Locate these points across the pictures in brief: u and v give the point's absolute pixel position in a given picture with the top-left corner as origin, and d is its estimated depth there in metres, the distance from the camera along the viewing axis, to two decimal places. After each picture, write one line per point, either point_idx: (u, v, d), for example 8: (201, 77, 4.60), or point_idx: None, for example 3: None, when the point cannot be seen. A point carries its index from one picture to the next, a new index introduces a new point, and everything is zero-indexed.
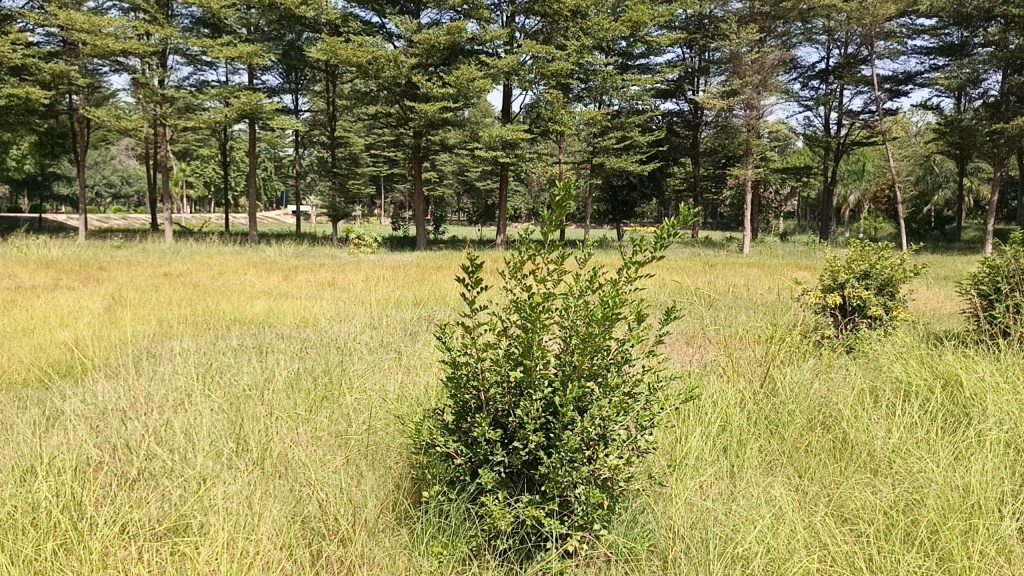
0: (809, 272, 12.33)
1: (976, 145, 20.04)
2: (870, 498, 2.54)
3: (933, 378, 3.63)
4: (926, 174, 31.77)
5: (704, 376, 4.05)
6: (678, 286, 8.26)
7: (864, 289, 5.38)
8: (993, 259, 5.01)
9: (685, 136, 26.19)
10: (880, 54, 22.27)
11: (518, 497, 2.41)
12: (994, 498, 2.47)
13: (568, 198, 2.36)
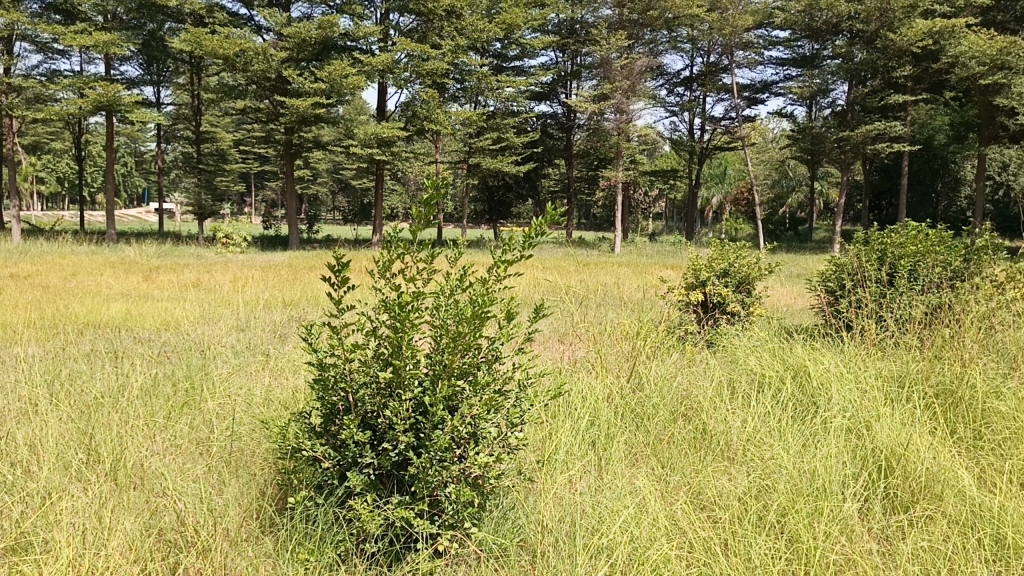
0: (674, 271, 12.78)
1: (826, 151, 21.33)
2: (726, 485, 2.67)
3: (785, 369, 3.85)
4: (781, 178, 33.64)
5: (574, 372, 4.12)
6: (550, 286, 8.40)
7: (724, 287, 5.65)
8: (838, 258, 5.39)
9: (558, 137, 26.67)
10: (740, 64, 23.41)
11: (387, 498, 2.38)
12: (838, 482, 2.64)
13: (437, 197, 2.37)
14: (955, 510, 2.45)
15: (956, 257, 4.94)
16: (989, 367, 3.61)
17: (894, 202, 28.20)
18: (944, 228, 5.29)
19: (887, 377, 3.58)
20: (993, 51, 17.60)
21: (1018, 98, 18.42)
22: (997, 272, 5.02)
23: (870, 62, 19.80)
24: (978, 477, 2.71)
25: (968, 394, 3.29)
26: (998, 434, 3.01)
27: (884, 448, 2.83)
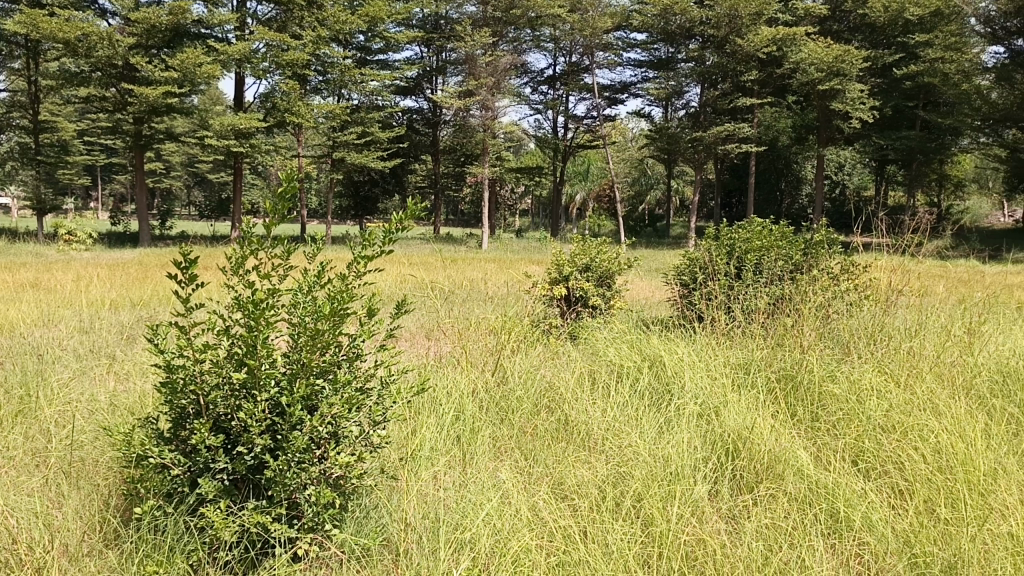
0: (539, 267, 13.00)
1: (681, 150, 22.21)
2: (585, 475, 2.74)
3: (642, 360, 3.98)
4: (640, 176, 34.83)
5: (439, 367, 4.10)
6: (417, 282, 8.34)
7: (586, 281, 5.79)
8: (691, 253, 5.63)
9: (424, 133, 26.57)
10: (600, 64, 24.04)
11: (242, 504, 2.29)
12: (690, 466, 2.76)
13: (291, 190, 2.29)
14: (793, 487, 2.61)
15: (796, 251, 5.28)
16: (826, 354, 3.88)
17: (744, 199, 29.78)
18: (785, 224, 5.63)
19: (735, 365, 3.78)
20: (830, 58, 18.98)
21: (852, 103, 19.90)
22: (832, 265, 5.39)
23: (721, 66, 20.83)
24: (815, 455, 2.91)
25: (806, 378, 3.52)
26: (834, 414, 3.23)
27: (732, 433, 2.98)
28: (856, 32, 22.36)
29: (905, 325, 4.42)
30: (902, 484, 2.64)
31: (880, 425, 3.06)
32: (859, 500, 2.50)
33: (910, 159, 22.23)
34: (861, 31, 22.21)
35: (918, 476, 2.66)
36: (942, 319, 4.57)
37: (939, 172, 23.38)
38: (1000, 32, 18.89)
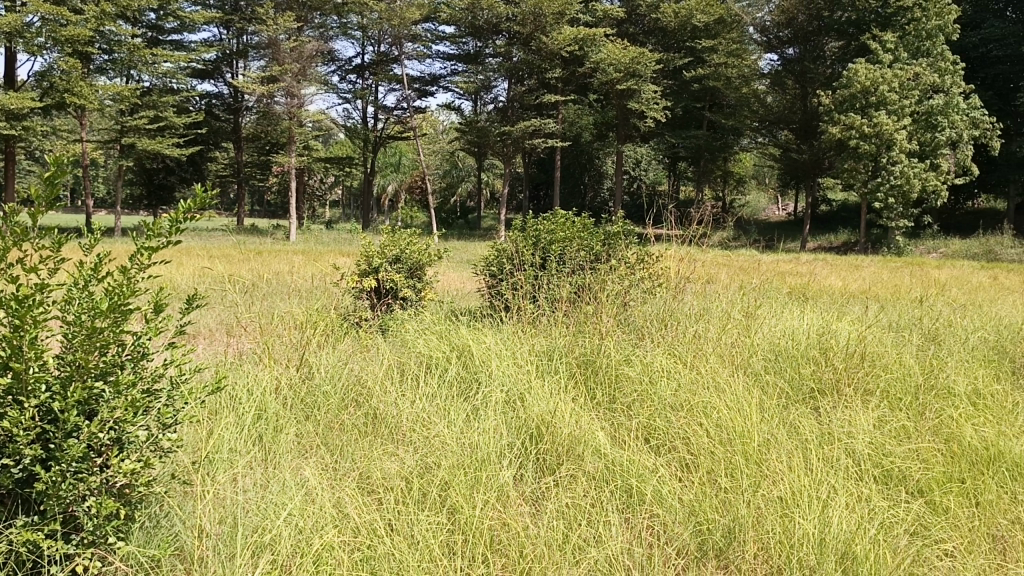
0: (349, 259, 12.73)
1: (490, 144, 22.49)
2: (391, 467, 2.71)
3: (450, 350, 4.01)
4: (451, 168, 35.07)
5: (239, 364, 3.91)
6: (217, 275, 7.92)
7: (395, 273, 5.74)
8: (499, 244, 5.73)
9: (225, 119, 25.32)
10: (409, 55, 23.90)
11: (10, 522, 2.06)
12: (496, 453, 2.81)
13: (62, 175, 2.05)
14: (593, 467, 2.72)
15: (597, 242, 5.52)
16: (622, 339, 4.08)
17: (550, 192, 30.79)
18: (587, 216, 5.87)
19: (539, 352, 3.89)
20: (627, 59, 20.03)
21: (646, 103, 21.26)
22: (630, 254, 5.70)
23: (527, 63, 21.36)
24: (612, 435, 3.05)
25: (604, 362, 3.69)
26: (629, 396, 3.41)
27: (536, 418, 3.07)
28: (650, 35, 23.43)
29: (693, 310, 4.74)
30: (688, 457, 2.82)
31: (671, 403, 3.26)
32: (651, 475, 2.65)
33: (699, 157, 23.91)
34: (654, 34, 23.44)
35: (703, 450, 2.85)
36: (725, 304, 4.95)
37: (724, 169, 25.31)
38: (774, 40, 20.94)
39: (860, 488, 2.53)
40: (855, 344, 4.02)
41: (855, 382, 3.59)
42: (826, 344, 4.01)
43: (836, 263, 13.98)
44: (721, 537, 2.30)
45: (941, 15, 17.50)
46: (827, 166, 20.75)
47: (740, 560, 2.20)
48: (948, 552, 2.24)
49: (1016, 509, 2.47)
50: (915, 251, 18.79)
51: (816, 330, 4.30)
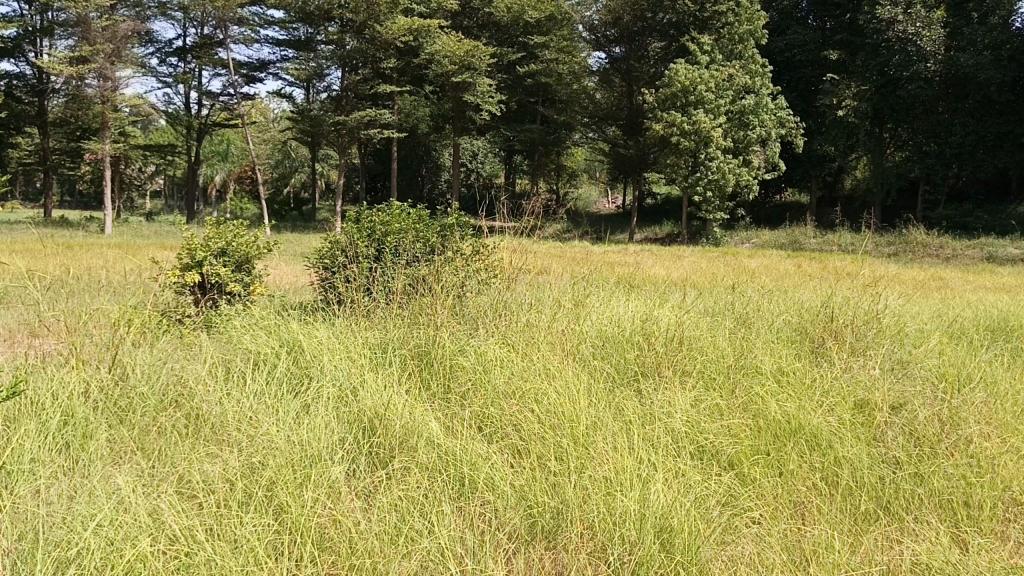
0: (172, 252, 12.03)
1: (324, 134, 21.84)
2: (215, 469, 2.58)
3: (279, 345, 3.87)
4: (283, 159, 33.90)
5: (43, 368, 3.59)
6: (18, 271, 7.25)
7: (221, 267, 5.46)
8: (332, 235, 5.57)
9: (28, 102, 23.21)
10: (236, 40, 22.83)
11: None
12: (328, 449, 2.74)
13: None
14: (426, 457, 2.71)
15: (433, 234, 5.48)
16: (457, 329, 4.10)
17: (387, 183, 30.44)
18: (422, 208, 5.84)
19: (372, 345, 3.82)
20: (462, 52, 20.13)
21: (482, 95, 21.50)
22: (465, 246, 5.70)
23: (361, 51, 20.93)
24: (446, 425, 3.05)
25: (438, 352, 3.70)
26: (463, 385, 3.42)
27: (369, 411, 3.02)
28: (484, 29, 23.65)
29: (525, 300, 4.84)
30: (520, 444, 2.88)
31: (503, 391, 3.31)
32: (483, 463, 2.68)
33: (533, 150, 24.40)
34: (488, 28, 23.68)
35: (533, 435, 2.92)
36: (556, 294, 5.08)
37: (557, 163, 25.99)
38: (602, 39, 21.61)
39: (680, 464, 2.67)
40: (675, 329, 4.24)
41: (675, 364, 3.78)
42: (648, 329, 4.20)
43: (661, 253, 14.69)
44: (550, 518, 2.36)
45: (752, 20, 18.84)
46: (653, 161, 21.78)
47: (568, 539, 2.26)
48: (755, 520, 2.41)
49: (813, 474, 2.69)
50: (730, 242, 20.10)
51: (640, 317, 4.49)
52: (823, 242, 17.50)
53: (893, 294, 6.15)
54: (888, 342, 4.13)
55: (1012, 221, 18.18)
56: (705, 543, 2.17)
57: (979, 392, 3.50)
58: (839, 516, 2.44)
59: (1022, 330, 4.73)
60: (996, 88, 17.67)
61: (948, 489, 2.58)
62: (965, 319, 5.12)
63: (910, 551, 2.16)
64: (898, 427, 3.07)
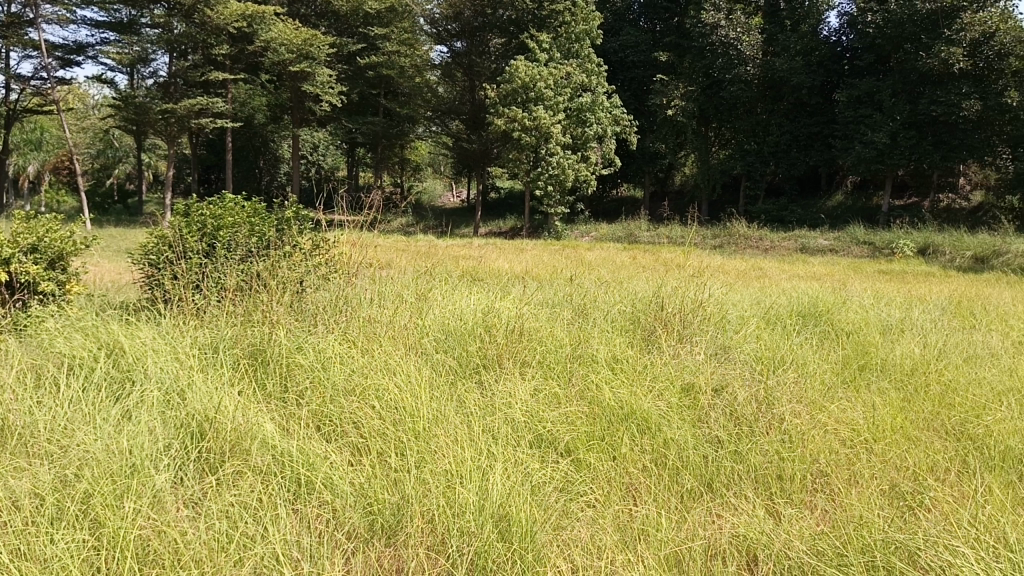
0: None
1: (150, 123, 20.52)
2: (23, 485, 2.36)
3: (98, 347, 3.61)
4: (105, 148, 31.65)
5: None
6: None
7: (32, 266, 5.01)
8: (159, 228, 5.22)
9: None
10: (48, 19, 21.00)
11: None
12: (152, 457, 2.58)
13: None
14: (259, 460, 2.61)
15: (269, 229, 5.25)
16: (294, 326, 3.97)
17: (221, 175, 29.11)
18: (257, 201, 5.59)
19: (203, 344, 3.64)
20: (299, 41, 19.51)
21: (321, 86, 21.00)
22: (303, 241, 5.51)
23: (190, 36, 19.78)
24: (282, 425, 2.95)
25: (273, 351, 3.56)
26: (300, 384, 3.32)
27: (198, 414, 2.87)
28: (322, 18, 22.88)
29: (366, 294, 4.77)
30: (359, 441, 2.83)
31: (342, 388, 3.24)
32: (321, 462, 2.61)
33: (376, 143, 24.07)
34: (327, 17, 22.91)
35: (372, 432, 2.87)
36: (398, 288, 5.04)
37: (400, 156, 25.92)
38: (443, 33, 21.35)
39: (518, 454, 2.71)
40: (515, 320, 4.30)
41: (515, 355, 3.84)
42: (490, 322, 4.24)
43: (504, 246, 14.90)
44: (390, 515, 2.32)
45: (587, 20, 19.51)
46: (495, 156, 22.12)
47: (406, 535, 2.23)
48: (589, 503, 2.49)
49: (643, 457, 2.81)
50: (570, 236, 20.67)
51: (482, 309, 4.52)
52: (655, 235, 18.35)
53: (716, 283, 6.53)
54: (712, 329, 4.37)
55: (821, 214, 19.80)
56: (540, 529, 2.21)
57: (790, 372, 3.78)
58: (668, 495, 2.55)
59: (829, 315, 5.16)
60: (806, 92, 19.24)
61: (763, 464, 2.76)
62: (779, 305, 5.50)
63: (730, 524, 2.30)
64: (720, 409, 3.25)
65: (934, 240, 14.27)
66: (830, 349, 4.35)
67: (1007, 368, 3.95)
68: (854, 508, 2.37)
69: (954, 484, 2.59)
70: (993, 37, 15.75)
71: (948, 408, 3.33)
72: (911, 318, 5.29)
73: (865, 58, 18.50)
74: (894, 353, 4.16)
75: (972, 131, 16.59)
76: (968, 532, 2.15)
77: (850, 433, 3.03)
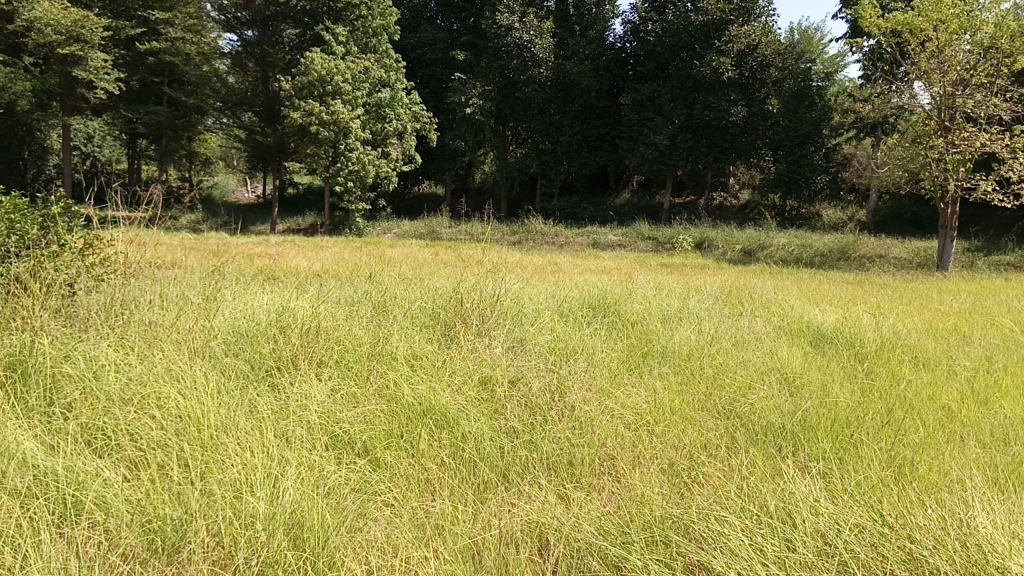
0: None
1: None
2: None
3: None
4: None
5: None
6: None
7: None
8: None
9: None
10: None
11: None
12: None
13: None
14: (17, 483, 2.36)
15: (33, 227, 4.49)
16: (61, 334, 3.62)
17: None
18: (15, 195, 4.92)
19: None
20: (68, 22, 17.78)
21: (94, 72, 19.32)
22: (74, 240, 4.84)
23: None
24: (46, 442, 2.68)
25: (36, 361, 3.23)
26: (68, 396, 3.03)
27: None
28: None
29: (147, 297, 4.43)
30: (136, 455, 2.62)
31: (118, 398, 3.00)
32: (92, 480, 2.40)
33: (160, 133, 22.84)
34: None
35: (153, 444, 2.68)
36: (182, 290, 4.74)
37: (188, 149, 24.61)
38: (232, 21, 20.07)
39: (311, 457, 2.63)
40: (311, 319, 4.16)
41: (311, 355, 3.74)
42: (285, 322, 4.08)
43: (302, 243, 14.50)
44: (171, 531, 2.16)
45: (384, 15, 19.43)
46: (291, 150, 21.52)
47: (188, 551, 2.08)
48: (387, 502, 2.47)
49: (440, 452, 2.82)
50: (372, 232, 20.42)
51: (276, 309, 4.35)
52: (456, 232, 18.57)
53: (512, 277, 6.70)
54: (509, 323, 4.48)
55: (610, 212, 20.98)
56: (335, 534, 2.15)
57: (581, 361, 3.96)
58: (465, 488, 2.58)
59: (616, 306, 5.45)
60: (595, 94, 20.28)
61: (556, 451, 2.86)
62: (571, 298, 5.73)
63: (524, 512, 2.36)
64: (515, 400, 3.34)
65: (709, 234, 15.47)
66: (618, 339, 4.59)
67: (769, 351, 4.35)
68: (636, 488, 2.51)
69: (723, 459, 2.81)
70: (756, 49, 17.44)
71: (720, 389, 3.62)
72: (688, 307, 5.70)
73: (647, 64, 19.64)
74: (674, 340, 4.45)
75: (740, 135, 18.25)
76: (736, 503, 2.33)
77: (636, 417, 3.21)
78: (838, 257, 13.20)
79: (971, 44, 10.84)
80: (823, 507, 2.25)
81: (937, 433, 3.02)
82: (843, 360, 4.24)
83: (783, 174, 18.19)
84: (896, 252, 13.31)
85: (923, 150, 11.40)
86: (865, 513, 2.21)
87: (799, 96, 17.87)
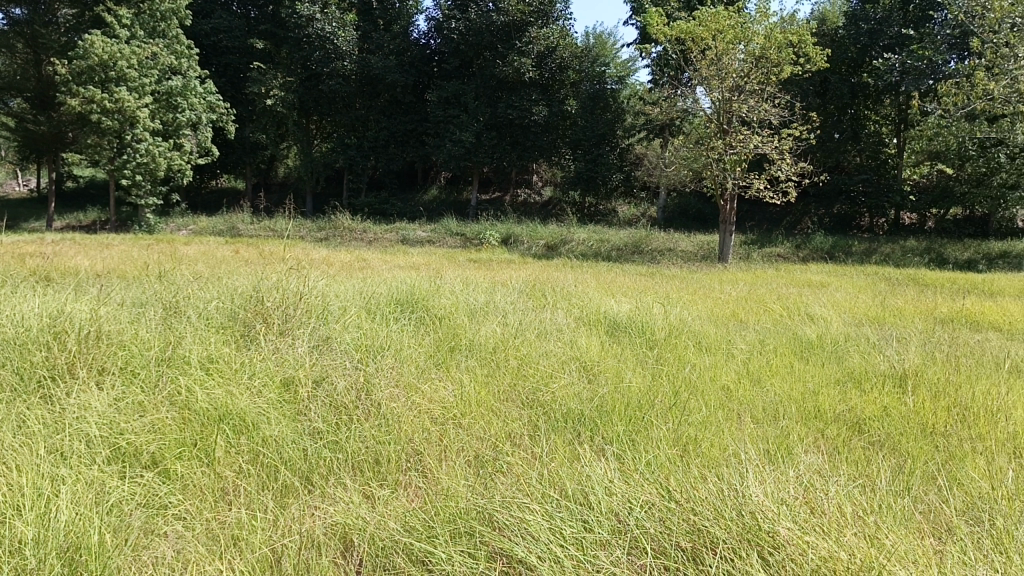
0: None
1: None
2: None
3: None
4: None
5: None
6: None
7: None
8: None
9: None
10: None
11: None
12: None
13: None
14: None
15: None
16: None
17: None
18: None
19: None
20: None
21: None
22: None
23: None
24: None
25: None
26: None
27: None
28: None
29: None
30: None
31: None
32: None
33: None
34: None
35: None
36: None
37: None
38: None
39: (92, 472, 2.43)
40: (91, 323, 3.82)
41: (91, 363, 3.44)
42: (61, 327, 3.73)
43: (81, 242, 13.33)
44: None
45: None
46: (70, 140, 19.77)
47: None
48: (179, 515, 2.32)
49: (239, 459, 2.70)
50: (165, 229, 19.18)
51: (51, 314, 3.97)
52: (257, 228, 17.84)
53: (317, 274, 6.53)
54: (313, 321, 4.36)
55: (418, 208, 21.02)
56: (119, 554, 1.99)
57: (388, 358, 3.92)
58: (263, 494, 2.48)
59: (424, 301, 5.45)
60: (400, 90, 20.32)
61: (360, 450, 2.82)
62: (378, 294, 5.67)
63: (326, 515, 2.30)
64: (320, 400, 3.25)
65: (514, 230, 15.87)
66: (425, 334, 4.60)
67: (569, 341, 4.52)
68: (441, 482, 2.52)
69: (525, 448, 2.88)
70: (554, 51, 18.39)
71: (524, 380, 3.71)
72: (494, 300, 5.82)
73: (451, 61, 19.72)
74: (479, 335, 4.51)
75: (541, 134, 18.92)
76: (537, 490, 2.39)
77: (442, 411, 3.23)
78: (633, 251, 13.99)
79: (745, 54, 11.81)
80: (616, 488, 2.37)
81: (718, 412, 3.27)
82: (636, 347, 4.48)
83: (581, 172, 19.12)
84: (683, 245, 14.26)
85: (706, 151, 12.30)
86: (655, 491, 2.35)
87: (594, 98, 18.85)
